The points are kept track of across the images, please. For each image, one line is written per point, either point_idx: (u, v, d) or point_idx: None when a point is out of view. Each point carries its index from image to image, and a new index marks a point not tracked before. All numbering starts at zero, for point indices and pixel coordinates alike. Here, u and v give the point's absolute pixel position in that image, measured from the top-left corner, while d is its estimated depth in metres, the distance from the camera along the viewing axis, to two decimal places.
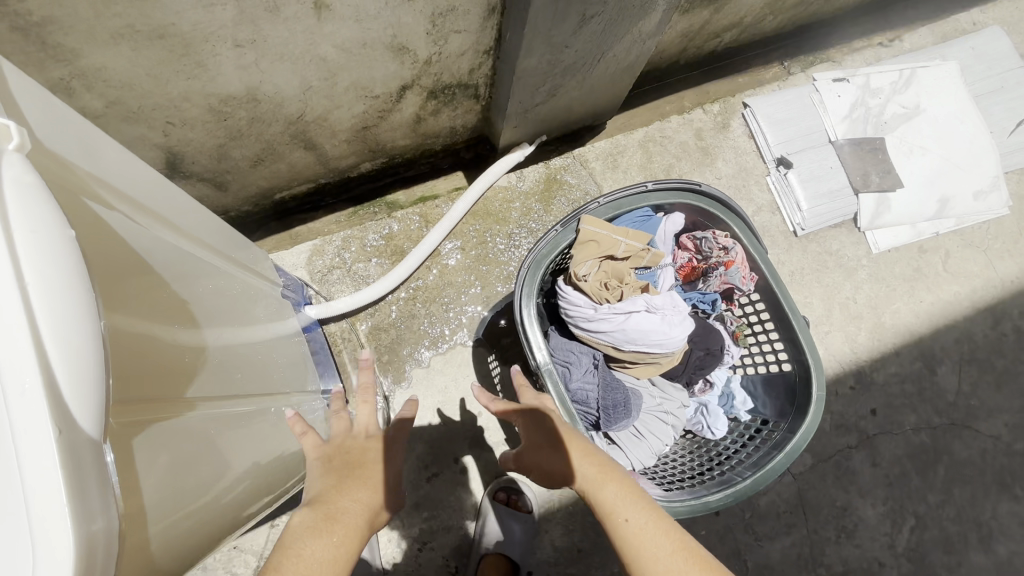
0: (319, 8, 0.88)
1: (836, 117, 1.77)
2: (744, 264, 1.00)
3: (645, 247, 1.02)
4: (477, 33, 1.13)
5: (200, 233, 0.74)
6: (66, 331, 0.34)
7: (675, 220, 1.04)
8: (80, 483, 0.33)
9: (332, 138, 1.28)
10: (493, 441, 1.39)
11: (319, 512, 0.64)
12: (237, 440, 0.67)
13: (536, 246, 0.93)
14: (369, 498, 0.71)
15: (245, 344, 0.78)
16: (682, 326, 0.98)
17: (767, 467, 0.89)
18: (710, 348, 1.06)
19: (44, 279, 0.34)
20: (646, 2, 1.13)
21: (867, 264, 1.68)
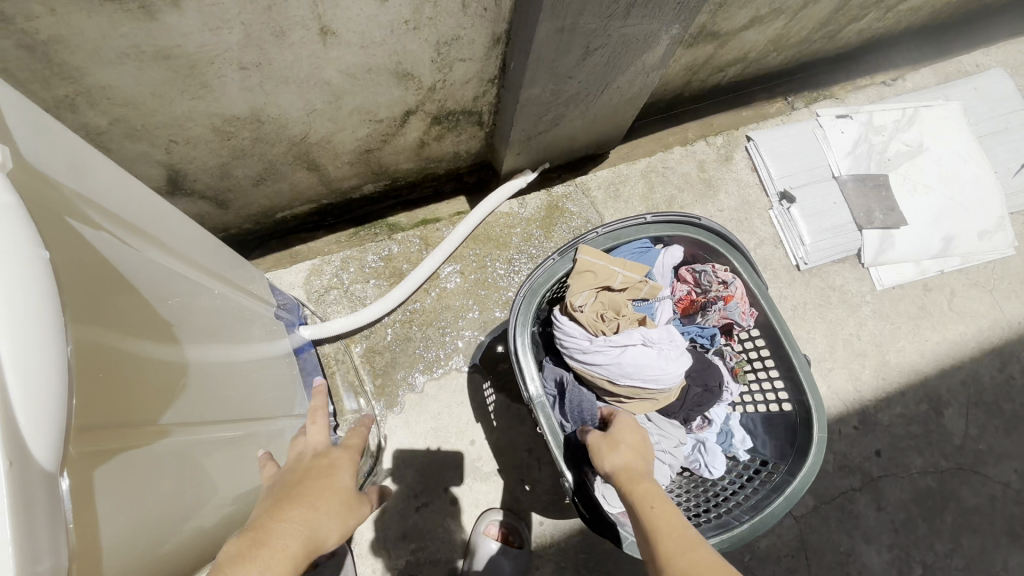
0: (325, 34, 0.89)
1: (839, 153, 1.77)
2: (744, 299, 0.98)
3: (643, 279, 1.01)
4: (482, 62, 1.14)
5: (191, 253, 0.73)
6: (28, 356, 0.33)
7: (674, 252, 1.03)
8: (31, 520, 0.31)
9: (335, 160, 1.29)
10: (485, 471, 1.35)
11: (243, 538, 0.51)
12: (221, 466, 0.66)
13: (533, 274, 0.92)
14: (306, 522, 0.56)
15: (232, 366, 0.76)
16: (679, 361, 0.96)
17: (767, 512, 0.86)
18: (708, 384, 1.03)
19: (10, 302, 0.33)
20: (650, 35, 1.15)
21: (871, 300, 1.65)
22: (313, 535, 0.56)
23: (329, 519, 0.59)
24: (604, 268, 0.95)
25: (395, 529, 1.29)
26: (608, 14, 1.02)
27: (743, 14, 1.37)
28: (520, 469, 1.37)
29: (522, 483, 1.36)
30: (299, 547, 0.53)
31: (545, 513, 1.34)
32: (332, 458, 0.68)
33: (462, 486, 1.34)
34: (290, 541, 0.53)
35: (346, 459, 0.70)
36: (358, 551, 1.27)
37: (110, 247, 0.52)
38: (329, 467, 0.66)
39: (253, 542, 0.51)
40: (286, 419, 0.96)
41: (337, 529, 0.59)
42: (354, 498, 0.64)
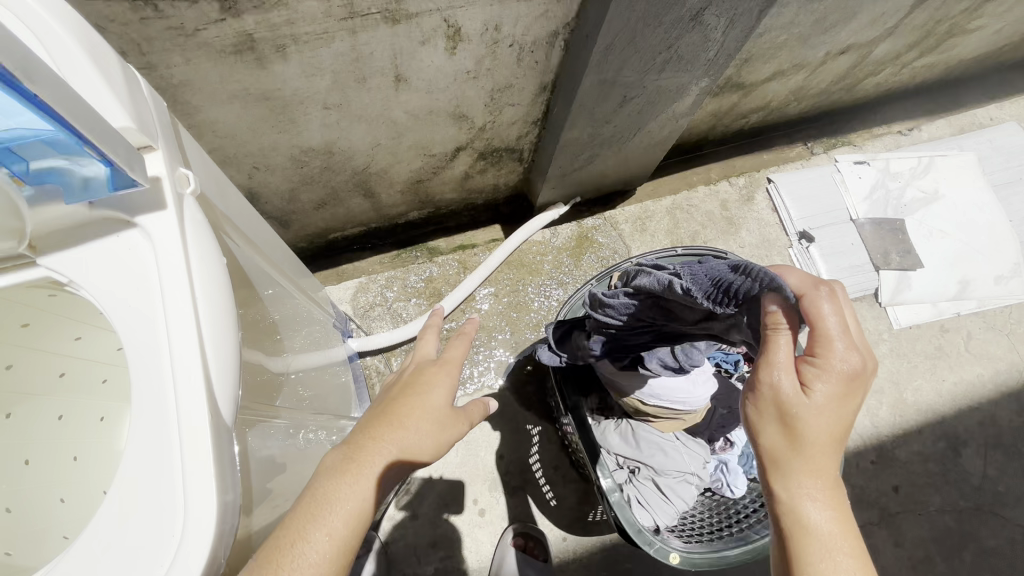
0: (399, 81, 1.02)
1: (857, 197, 1.86)
2: None
3: None
4: (528, 106, 1.27)
5: (279, 265, 0.84)
6: (221, 337, 0.44)
7: None
8: (224, 460, 0.41)
9: (389, 188, 1.41)
10: (513, 485, 1.42)
11: (342, 451, 0.60)
12: (298, 455, 0.75)
13: (572, 297, 1.06)
14: (396, 441, 0.63)
15: (306, 367, 0.86)
16: (706, 386, 0.92)
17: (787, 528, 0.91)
18: (732, 407, 1.09)
19: (209, 295, 0.44)
20: (681, 87, 1.27)
21: (888, 338, 1.71)
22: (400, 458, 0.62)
23: (420, 441, 0.65)
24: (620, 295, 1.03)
25: (426, 536, 1.35)
26: (645, 68, 1.14)
27: (766, 68, 1.49)
28: (546, 484, 1.43)
29: (548, 498, 1.42)
30: (386, 472, 0.61)
31: (569, 529, 1.40)
32: (432, 373, 0.72)
33: (491, 498, 1.41)
34: (379, 464, 0.60)
35: (446, 372, 0.73)
36: (390, 555, 1.33)
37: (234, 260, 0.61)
38: (428, 384, 0.70)
39: (348, 462, 0.59)
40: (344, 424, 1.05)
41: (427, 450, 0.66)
42: (448, 420, 0.68)
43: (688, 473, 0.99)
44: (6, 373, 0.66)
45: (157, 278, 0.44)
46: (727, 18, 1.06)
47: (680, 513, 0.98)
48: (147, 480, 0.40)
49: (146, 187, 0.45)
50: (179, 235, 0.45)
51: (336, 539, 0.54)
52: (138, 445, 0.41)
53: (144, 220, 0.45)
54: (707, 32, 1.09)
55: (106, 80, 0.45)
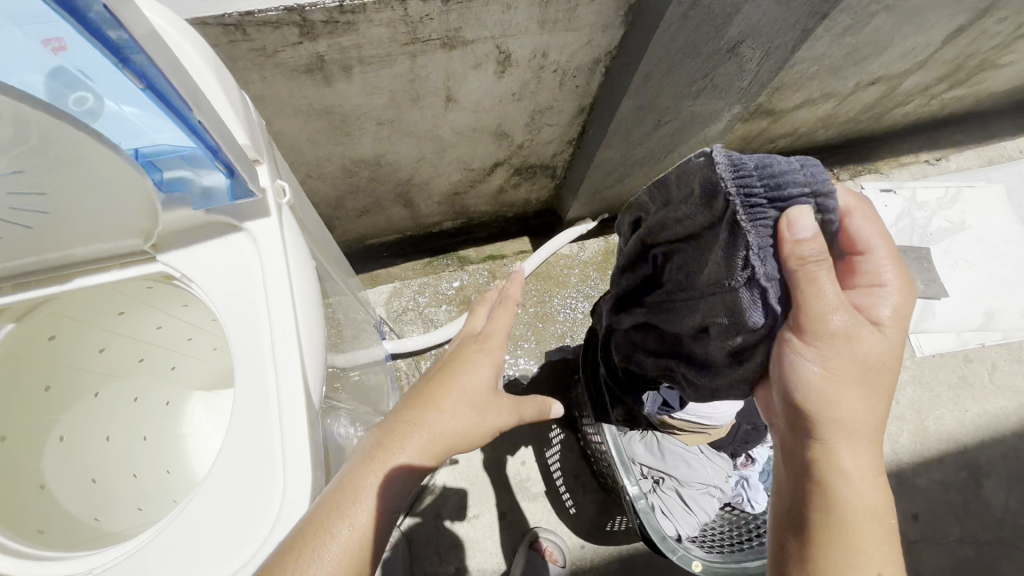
0: (449, 101, 1.09)
1: (883, 225, 1.88)
2: None
3: None
4: (566, 127, 1.33)
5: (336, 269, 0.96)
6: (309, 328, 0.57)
7: None
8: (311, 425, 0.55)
9: (428, 199, 1.48)
10: (534, 491, 1.45)
11: (375, 438, 0.62)
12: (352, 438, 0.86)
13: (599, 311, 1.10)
14: (425, 426, 0.63)
15: (354, 360, 0.97)
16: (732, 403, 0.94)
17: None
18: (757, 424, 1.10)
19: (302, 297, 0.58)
20: (713, 113, 1.32)
21: (911, 365, 1.72)
22: (434, 443, 0.63)
23: (457, 426, 0.65)
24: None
25: (448, 537, 1.39)
26: (681, 95, 1.19)
27: (797, 96, 1.53)
28: (566, 492, 1.46)
29: (567, 506, 1.45)
30: (418, 457, 0.62)
31: (587, 537, 1.43)
32: (469, 356, 0.72)
33: (512, 503, 1.44)
34: (411, 448, 0.61)
35: (484, 356, 0.73)
36: (413, 552, 1.38)
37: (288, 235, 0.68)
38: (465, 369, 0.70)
39: (382, 446, 0.61)
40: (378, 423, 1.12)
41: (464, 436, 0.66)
42: (486, 405, 0.68)
43: (711, 486, 1.03)
44: (100, 355, 0.73)
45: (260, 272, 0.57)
46: (762, 50, 1.11)
47: (702, 523, 1.02)
48: (257, 426, 0.54)
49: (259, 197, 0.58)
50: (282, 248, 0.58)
51: (365, 523, 0.54)
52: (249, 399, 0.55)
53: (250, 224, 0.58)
54: (741, 63, 1.14)
55: (232, 106, 0.57)
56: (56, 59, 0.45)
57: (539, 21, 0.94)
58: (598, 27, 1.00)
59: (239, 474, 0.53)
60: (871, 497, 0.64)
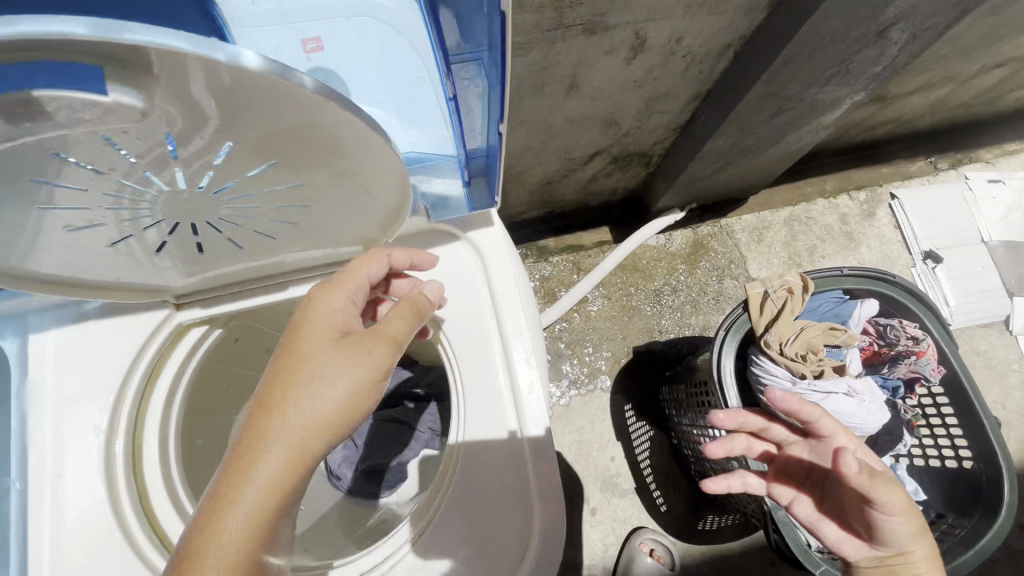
0: (571, 88, 1.04)
1: (990, 218, 1.75)
2: (936, 357, 0.99)
3: (839, 326, 0.98)
4: (675, 114, 1.27)
5: None
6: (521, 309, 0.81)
7: (872, 305, 1.00)
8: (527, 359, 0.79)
9: (520, 189, 1.45)
10: (624, 488, 1.43)
11: (274, 455, 0.51)
12: None
13: (726, 318, 0.97)
14: (288, 426, 0.52)
15: None
16: (882, 414, 0.90)
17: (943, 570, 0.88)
18: (893, 433, 1.02)
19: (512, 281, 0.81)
20: (835, 100, 1.24)
21: (1019, 369, 1.63)
22: (268, 404, 0.53)
23: (328, 415, 0.53)
24: (768, 298, 0.96)
25: None
26: (811, 81, 1.12)
27: (916, 81, 1.42)
28: (656, 489, 1.44)
29: (658, 504, 1.43)
30: (285, 452, 0.52)
31: (679, 536, 1.41)
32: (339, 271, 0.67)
33: (602, 499, 1.43)
34: (273, 447, 0.51)
35: (330, 296, 0.61)
36: None
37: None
38: (304, 320, 0.58)
39: (247, 431, 0.52)
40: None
41: (342, 399, 0.54)
42: (361, 354, 0.56)
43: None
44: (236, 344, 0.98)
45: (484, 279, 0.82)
46: (911, 33, 1.03)
47: None
48: (489, 374, 0.79)
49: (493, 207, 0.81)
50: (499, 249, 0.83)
51: (246, 523, 0.50)
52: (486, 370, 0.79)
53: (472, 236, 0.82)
54: (884, 47, 1.06)
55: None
56: (310, 60, 0.64)
57: (686, 4, 0.88)
58: (741, 10, 0.94)
59: (480, 420, 0.77)
60: None
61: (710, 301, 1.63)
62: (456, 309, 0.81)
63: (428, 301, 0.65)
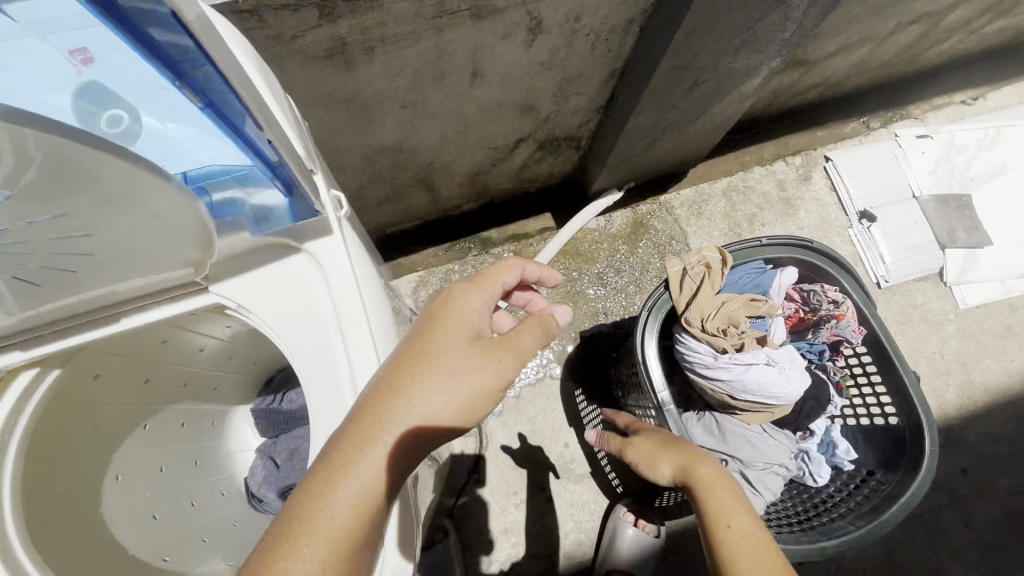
0: (474, 76, 1.01)
1: (920, 173, 1.78)
2: (854, 319, 1.01)
3: (759, 296, 0.98)
4: (593, 95, 1.25)
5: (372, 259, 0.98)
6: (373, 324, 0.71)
7: (790, 272, 1.01)
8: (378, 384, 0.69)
9: (449, 182, 1.42)
10: (578, 474, 1.44)
11: (406, 431, 0.62)
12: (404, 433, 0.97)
13: (649, 298, 0.97)
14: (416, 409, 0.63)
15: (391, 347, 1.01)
16: (802, 380, 0.90)
17: (867, 529, 0.90)
18: (819, 398, 1.04)
19: (360, 292, 0.71)
20: (751, 68, 1.23)
21: (954, 319, 1.67)
22: (405, 391, 0.64)
23: (446, 407, 0.65)
24: (686, 275, 0.95)
25: (498, 523, 1.39)
26: (721, 52, 1.10)
27: (834, 42, 1.42)
28: (611, 471, 1.45)
29: (614, 485, 1.44)
30: (409, 437, 0.62)
31: None
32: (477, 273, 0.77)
33: (557, 486, 1.43)
34: (401, 423, 0.62)
35: (468, 301, 0.72)
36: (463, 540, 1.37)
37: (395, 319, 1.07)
38: (442, 319, 0.70)
39: (378, 401, 0.63)
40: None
41: (464, 401, 0.66)
42: (484, 363, 0.67)
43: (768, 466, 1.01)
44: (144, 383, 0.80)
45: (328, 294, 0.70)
46: None
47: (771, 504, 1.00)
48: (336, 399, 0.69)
49: (320, 214, 0.70)
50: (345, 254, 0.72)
51: (367, 484, 0.59)
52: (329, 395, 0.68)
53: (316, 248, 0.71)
54: (787, 12, 1.05)
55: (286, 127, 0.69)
56: (82, 74, 0.56)
57: None
58: None
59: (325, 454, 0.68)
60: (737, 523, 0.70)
61: (654, 279, 1.64)
62: (295, 330, 0.69)
63: (553, 324, 0.75)
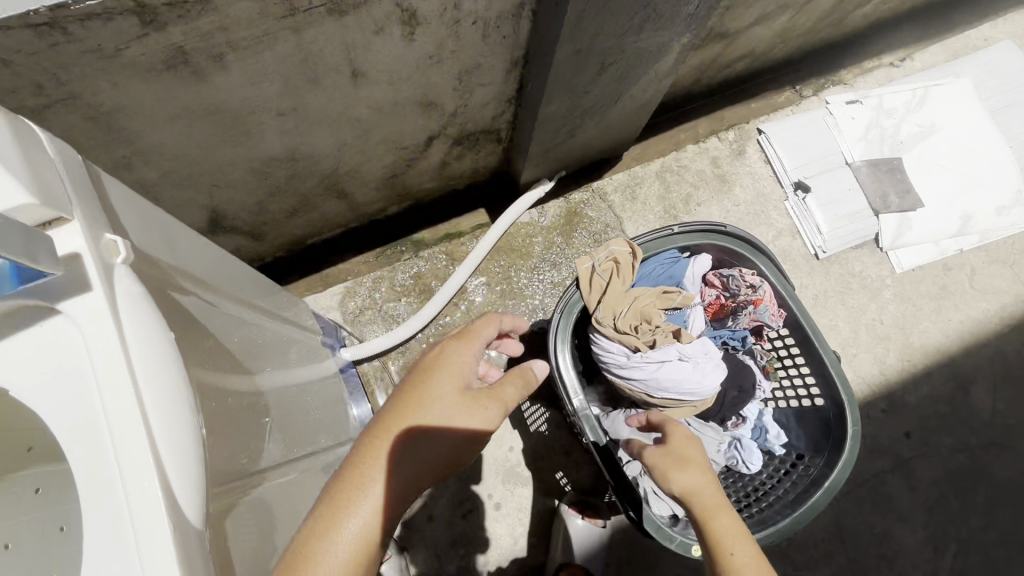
0: (356, 75, 0.93)
1: (851, 139, 1.77)
2: (773, 302, 0.97)
3: (673, 288, 0.94)
4: (500, 85, 1.18)
5: (238, 288, 0.76)
6: (171, 424, 0.45)
7: (703, 261, 0.99)
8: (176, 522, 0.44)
9: (363, 187, 1.34)
10: (524, 477, 1.40)
11: (408, 472, 0.67)
12: (286, 499, 0.76)
13: (564, 295, 0.92)
14: (416, 452, 0.69)
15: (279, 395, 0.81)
16: (717, 372, 0.88)
17: (793, 518, 0.88)
18: (743, 385, 1.01)
19: (149, 380, 0.45)
20: (661, 46, 1.18)
21: (892, 284, 1.67)
22: (404, 438, 0.69)
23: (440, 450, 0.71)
24: (595, 272, 0.92)
25: (444, 535, 1.35)
26: (622, 31, 1.05)
27: (750, 13, 1.38)
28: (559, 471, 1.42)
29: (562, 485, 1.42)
30: (407, 483, 0.67)
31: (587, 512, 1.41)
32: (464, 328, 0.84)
33: (504, 492, 1.39)
34: (406, 462, 0.68)
35: (461, 355, 0.78)
36: (409, 557, 1.33)
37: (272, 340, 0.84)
38: (437, 368, 0.75)
39: (379, 441, 0.69)
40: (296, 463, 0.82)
41: (454, 447, 0.72)
42: (474, 410, 0.74)
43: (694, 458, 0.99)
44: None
45: (90, 378, 0.44)
46: None
47: None
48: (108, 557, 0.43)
49: (57, 271, 0.43)
50: (110, 313, 0.44)
51: (369, 523, 0.62)
52: (96, 535, 0.44)
53: (66, 306, 0.44)
54: None
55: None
56: None
57: None
58: None
59: None
60: (741, 551, 0.68)
61: None
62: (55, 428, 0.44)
63: (533, 375, 0.83)
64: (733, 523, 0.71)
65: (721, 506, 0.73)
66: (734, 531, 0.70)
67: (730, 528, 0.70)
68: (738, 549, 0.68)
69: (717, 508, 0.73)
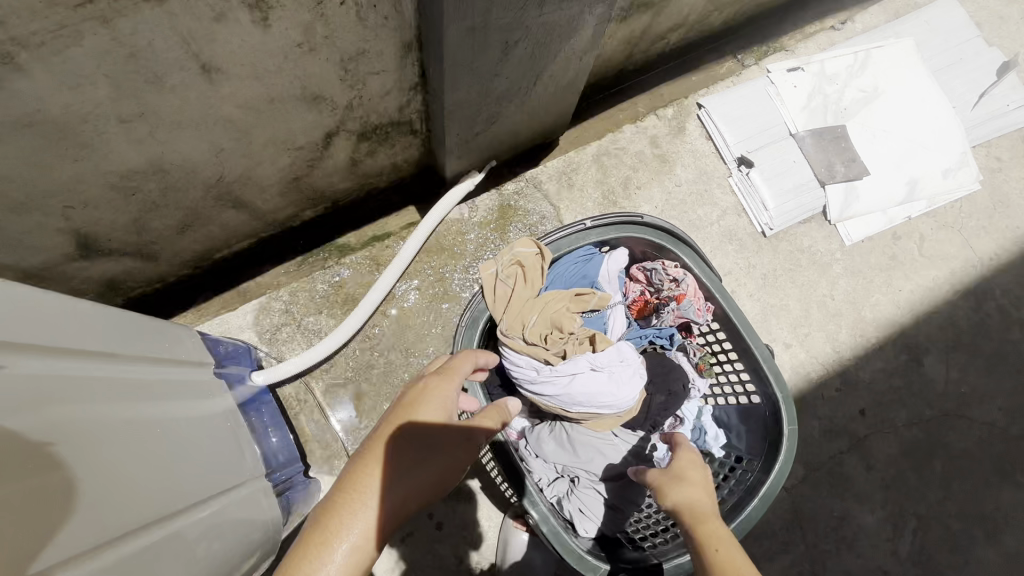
0: (208, 72, 0.81)
1: (794, 109, 1.69)
2: (697, 296, 0.90)
3: (586, 291, 0.89)
4: (397, 72, 1.06)
5: (40, 329, 0.65)
6: None
7: (618, 256, 0.92)
8: None
9: (262, 194, 1.21)
10: (467, 492, 1.32)
11: (396, 499, 0.66)
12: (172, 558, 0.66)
13: (469, 304, 0.86)
14: (402, 480, 0.68)
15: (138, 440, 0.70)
16: (631, 384, 0.89)
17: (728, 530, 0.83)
18: (671, 389, 0.95)
19: None
20: (572, 19, 1.07)
21: (841, 257, 1.62)
22: (395, 462, 0.69)
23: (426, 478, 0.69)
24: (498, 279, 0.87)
25: (384, 562, 1.27)
26: (520, 4, 0.94)
27: None
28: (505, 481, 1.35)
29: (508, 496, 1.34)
30: (398, 510, 0.66)
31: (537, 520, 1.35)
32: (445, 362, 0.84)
33: (446, 509, 1.31)
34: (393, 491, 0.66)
35: (443, 383, 0.78)
36: None
37: (79, 382, 0.66)
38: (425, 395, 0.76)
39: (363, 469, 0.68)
40: (157, 526, 0.66)
41: (444, 473, 0.71)
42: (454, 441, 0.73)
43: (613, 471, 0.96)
44: None
45: None
46: None
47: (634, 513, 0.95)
48: None
49: None
50: None
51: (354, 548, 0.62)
52: None
53: None
54: None
55: None
56: None
57: None
58: None
59: None
60: (724, 553, 0.66)
61: None
62: None
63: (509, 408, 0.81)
64: (720, 529, 0.70)
65: (710, 513, 0.72)
66: (720, 536, 0.68)
67: (719, 534, 0.68)
68: (723, 550, 0.66)
69: (709, 518, 0.72)
